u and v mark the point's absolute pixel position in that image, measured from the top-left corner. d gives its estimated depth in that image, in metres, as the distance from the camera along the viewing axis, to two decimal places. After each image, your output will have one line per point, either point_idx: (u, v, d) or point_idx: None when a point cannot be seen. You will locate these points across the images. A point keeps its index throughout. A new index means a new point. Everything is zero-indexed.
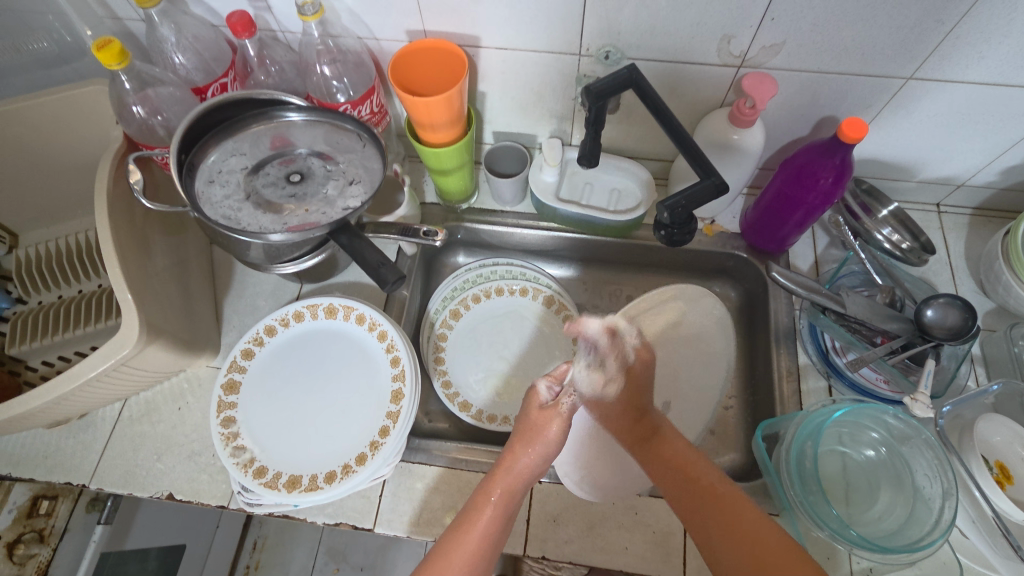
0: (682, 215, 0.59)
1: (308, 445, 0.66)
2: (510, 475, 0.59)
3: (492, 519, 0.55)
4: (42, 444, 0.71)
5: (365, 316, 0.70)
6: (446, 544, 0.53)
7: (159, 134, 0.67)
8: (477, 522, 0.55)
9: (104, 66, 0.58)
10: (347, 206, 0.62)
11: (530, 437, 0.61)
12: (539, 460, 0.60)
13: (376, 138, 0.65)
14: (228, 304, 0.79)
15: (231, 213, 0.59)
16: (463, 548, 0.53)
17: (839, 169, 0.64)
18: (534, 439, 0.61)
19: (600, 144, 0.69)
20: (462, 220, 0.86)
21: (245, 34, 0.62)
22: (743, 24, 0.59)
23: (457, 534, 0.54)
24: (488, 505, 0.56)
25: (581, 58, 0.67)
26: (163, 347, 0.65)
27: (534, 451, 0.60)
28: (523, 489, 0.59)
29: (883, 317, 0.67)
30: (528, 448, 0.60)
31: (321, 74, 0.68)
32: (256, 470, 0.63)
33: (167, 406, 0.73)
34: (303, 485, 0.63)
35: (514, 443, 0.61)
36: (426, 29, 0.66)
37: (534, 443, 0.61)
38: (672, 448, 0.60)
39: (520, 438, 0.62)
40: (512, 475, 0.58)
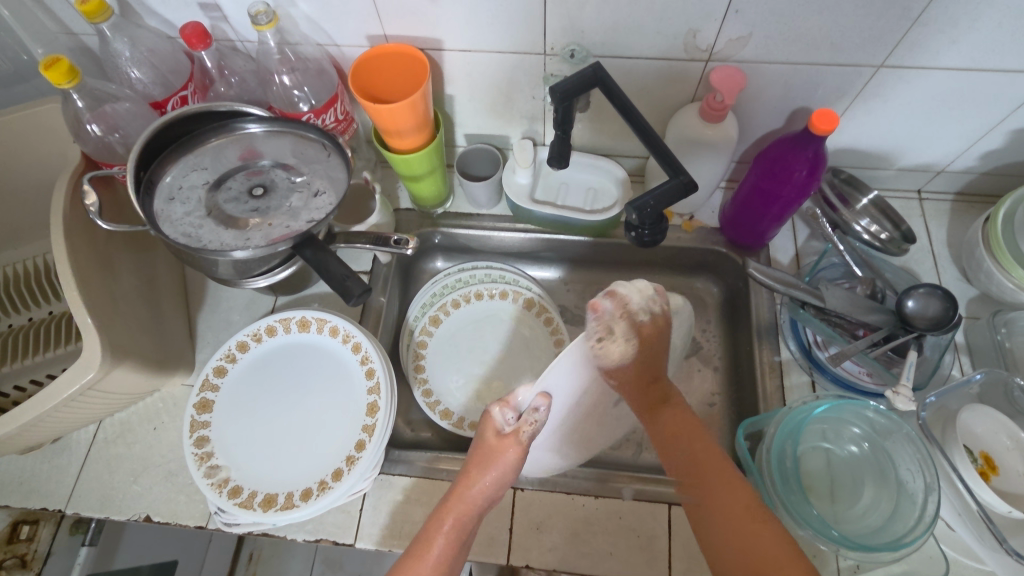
0: (651, 216, 0.57)
1: (283, 462, 0.65)
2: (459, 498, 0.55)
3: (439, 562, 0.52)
4: (17, 470, 0.70)
5: (338, 328, 0.69)
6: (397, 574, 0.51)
7: (118, 152, 0.66)
8: (426, 554, 0.52)
9: (54, 85, 0.56)
10: (312, 218, 0.60)
11: (482, 462, 0.55)
12: (498, 479, 0.54)
13: (341, 147, 0.64)
14: (201, 320, 0.78)
15: (192, 230, 0.58)
16: None
17: (813, 162, 0.63)
18: (485, 463, 0.55)
19: (570, 144, 0.67)
20: (437, 226, 0.84)
21: (200, 46, 0.61)
22: (708, 16, 0.58)
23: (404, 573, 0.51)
24: (440, 533, 0.53)
25: (547, 58, 0.66)
26: (131, 368, 0.64)
27: (489, 471, 0.54)
28: (476, 518, 0.55)
29: (863, 309, 0.67)
30: (485, 472, 0.54)
31: (281, 84, 0.67)
32: (231, 490, 0.62)
33: (143, 426, 0.72)
34: (279, 503, 0.62)
35: (468, 467, 0.55)
36: (387, 34, 0.65)
37: (487, 467, 0.54)
38: (684, 399, 0.58)
39: (475, 460, 0.55)
40: (462, 505, 0.54)
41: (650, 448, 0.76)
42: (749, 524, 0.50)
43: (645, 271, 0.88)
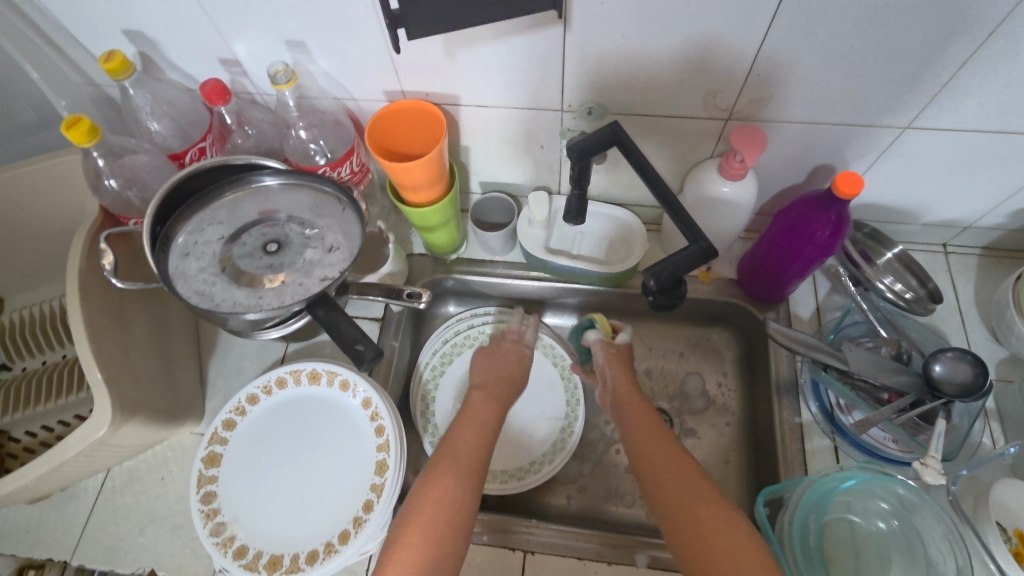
0: (670, 281, 0.55)
1: (290, 522, 0.63)
2: (455, 458, 0.58)
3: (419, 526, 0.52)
4: (24, 518, 0.70)
5: (348, 382, 0.68)
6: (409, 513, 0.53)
7: (135, 205, 0.66)
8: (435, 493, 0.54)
9: (76, 144, 0.56)
10: (325, 275, 0.60)
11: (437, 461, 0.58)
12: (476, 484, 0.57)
13: (356, 203, 0.64)
14: (212, 366, 0.77)
15: (206, 289, 0.58)
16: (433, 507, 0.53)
17: (836, 224, 0.62)
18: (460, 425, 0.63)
19: (586, 200, 0.66)
20: (451, 272, 0.84)
21: (220, 102, 0.62)
22: (728, 78, 0.57)
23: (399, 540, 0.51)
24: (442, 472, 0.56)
25: (564, 114, 0.65)
26: (141, 422, 0.63)
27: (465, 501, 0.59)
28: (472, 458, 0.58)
29: (887, 372, 0.65)
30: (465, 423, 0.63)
31: (298, 138, 0.66)
32: (236, 550, 0.61)
33: (150, 476, 0.71)
34: (284, 565, 0.61)
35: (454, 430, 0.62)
36: (404, 89, 0.65)
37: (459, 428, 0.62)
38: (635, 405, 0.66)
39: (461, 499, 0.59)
40: (458, 466, 0.57)
41: None
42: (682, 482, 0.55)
43: (660, 319, 0.87)
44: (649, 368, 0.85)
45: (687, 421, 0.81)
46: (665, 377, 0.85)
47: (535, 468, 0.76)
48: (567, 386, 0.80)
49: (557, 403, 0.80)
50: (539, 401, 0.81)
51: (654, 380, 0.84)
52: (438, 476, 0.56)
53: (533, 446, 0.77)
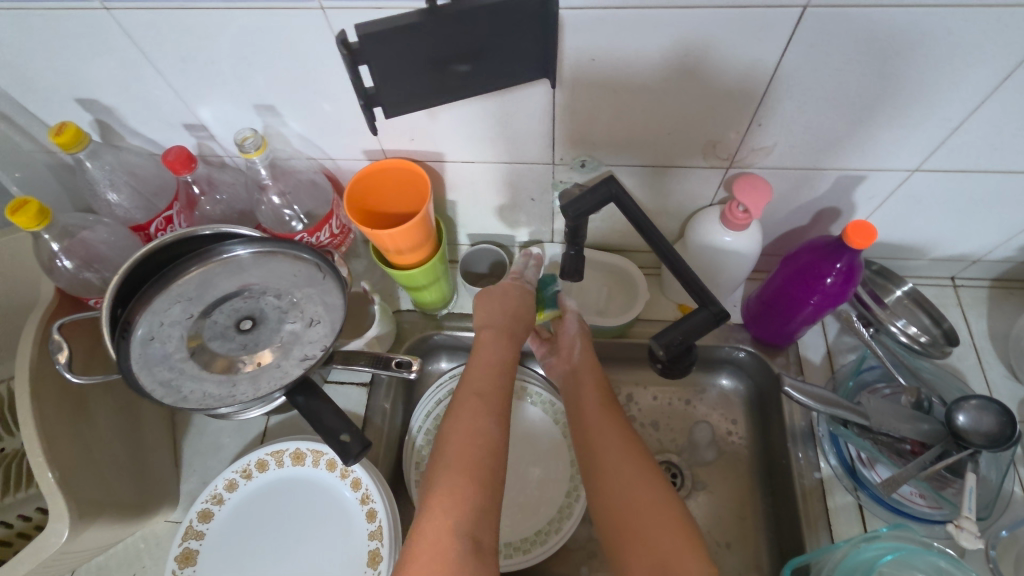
0: (680, 350, 0.51)
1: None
2: (480, 397, 0.54)
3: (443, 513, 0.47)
4: None
5: (335, 462, 0.63)
6: (425, 499, 0.48)
7: (96, 284, 0.61)
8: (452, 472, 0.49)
9: (24, 229, 0.51)
10: (304, 354, 0.55)
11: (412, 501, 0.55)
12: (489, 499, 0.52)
13: (336, 271, 0.59)
14: (187, 444, 0.72)
15: (172, 378, 0.53)
16: (450, 486, 0.48)
17: (847, 273, 0.59)
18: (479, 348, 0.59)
19: (583, 258, 0.62)
20: (442, 328, 0.79)
21: (185, 170, 0.57)
22: (728, 128, 0.54)
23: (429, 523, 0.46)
24: (451, 452, 0.51)
25: (556, 167, 0.61)
26: (106, 523, 0.57)
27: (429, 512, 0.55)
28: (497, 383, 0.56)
29: (909, 422, 0.60)
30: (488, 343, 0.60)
31: (271, 204, 0.62)
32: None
33: (121, 573, 0.65)
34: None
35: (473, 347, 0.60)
36: (385, 148, 0.60)
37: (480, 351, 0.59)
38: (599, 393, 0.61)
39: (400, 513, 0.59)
40: (484, 398, 0.54)
41: None
42: (636, 487, 0.53)
43: None
44: (655, 418, 0.81)
45: (699, 475, 0.77)
46: (670, 427, 0.80)
47: (541, 539, 0.70)
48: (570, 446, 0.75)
49: (560, 465, 0.74)
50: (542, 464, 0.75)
51: (660, 432, 0.80)
52: (470, 415, 0.53)
53: (537, 515, 0.72)
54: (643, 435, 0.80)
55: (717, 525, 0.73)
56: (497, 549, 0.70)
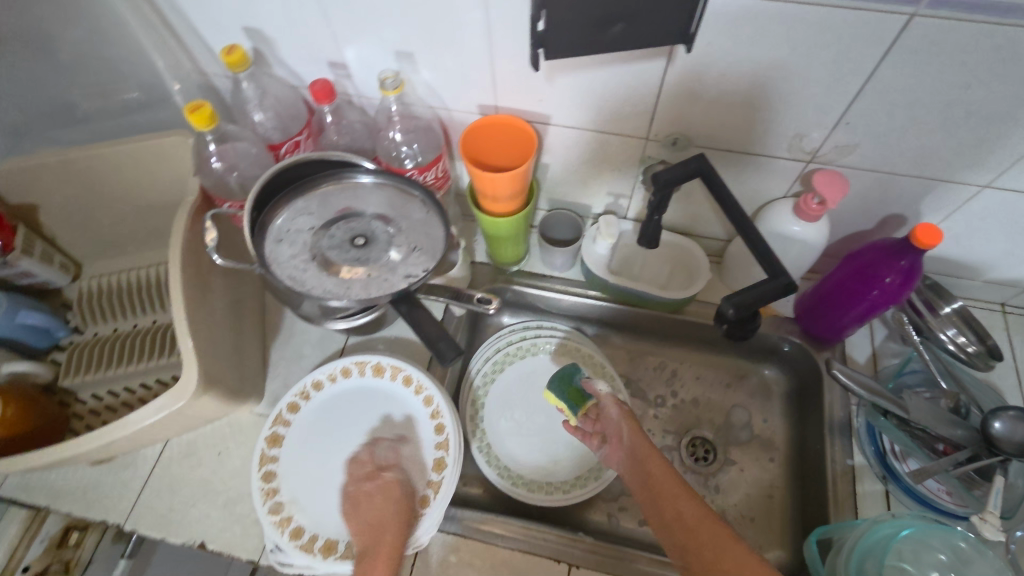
0: (747, 313, 0.57)
1: (343, 508, 0.66)
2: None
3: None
4: (83, 477, 0.72)
5: (412, 378, 0.71)
6: None
7: (232, 189, 0.69)
8: None
9: (195, 129, 0.59)
10: (408, 273, 0.63)
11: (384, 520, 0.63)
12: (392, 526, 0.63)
13: (440, 207, 0.66)
14: (274, 349, 0.80)
15: (298, 274, 0.61)
16: None
17: (905, 273, 0.63)
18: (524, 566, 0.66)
19: (661, 228, 0.68)
20: (511, 282, 0.85)
21: (325, 101, 0.65)
22: (817, 124, 0.60)
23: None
24: None
25: (648, 142, 0.67)
26: (214, 397, 0.65)
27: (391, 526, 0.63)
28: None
29: (945, 424, 0.65)
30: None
31: (392, 140, 0.70)
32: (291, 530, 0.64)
33: (208, 450, 0.73)
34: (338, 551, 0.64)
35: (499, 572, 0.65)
36: (498, 104, 0.67)
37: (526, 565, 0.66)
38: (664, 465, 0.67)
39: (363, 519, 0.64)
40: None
41: None
42: (729, 544, 0.58)
43: (708, 349, 0.88)
44: (695, 396, 0.86)
45: (731, 454, 0.82)
46: (709, 407, 0.85)
47: (579, 483, 0.76)
48: (615, 406, 0.81)
49: None
50: None
51: (699, 410, 0.85)
52: None
53: (577, 462, 0.78)
54: (682, 410, 0.85)
55: (744, 500, 0.78)
56: (540, 485, 0.76)
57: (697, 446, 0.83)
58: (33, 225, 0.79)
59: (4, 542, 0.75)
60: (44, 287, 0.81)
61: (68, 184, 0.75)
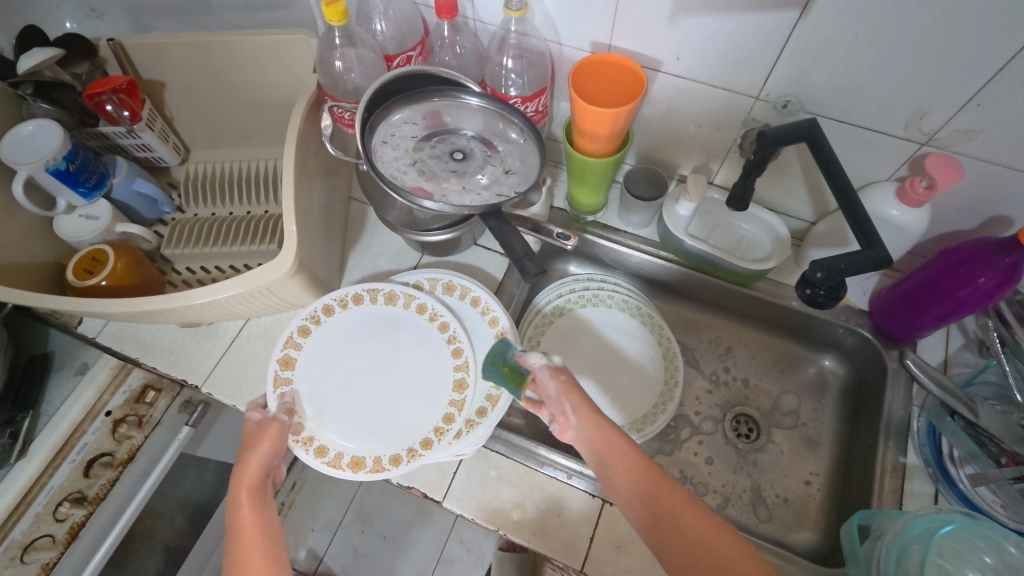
0: (835, 280, 0.57)
1: (363, 427, 0.68)
2: None
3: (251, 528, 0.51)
4: (171, 339, 0.79)
5: (480, 299, 0.75)
6: None
7: (345, 90, 0.73)
8: None
9: (326, 21, 0.62)
10: (499, 193, 0.65)
11: (247, 445, 0.59)
12: (264, 458, 0.57)
13: (541, 137, 0.66)
14: (353, 256, 0.84)
15: (399, 175, 0.64)
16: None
17: (1006, 272, 0.61)
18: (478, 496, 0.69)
19: (752, 190, 0.68)
20: (584, 231, 0.87)
21: (447, 16, 0.66)
22: (944, 102, 0.58)
23: (244, 540, 0.51)
24: None
25: (757, 102, 0.67)
26: (301, 282, 0.70)
27: (256, 450, 0.58)
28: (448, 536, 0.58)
29: (1015, 437, 0.64)
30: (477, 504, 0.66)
31: (503, 65, 0.71)
32: (315, 448, 0.66)
33: (282, 335, 0.79)
34: (369, 465, 0.66)
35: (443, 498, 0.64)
36: (611, 44, 0.68)
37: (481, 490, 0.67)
38: (593, 426, 0.54)
39: (242, 446, 0.59)
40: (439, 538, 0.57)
41: (737, 505, 0.77)
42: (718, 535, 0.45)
43: (770, 332, 0.88)
44: (746, 376, 0.86)
45: (775, 435, 0.81)
46: (760, 386, 0.85)
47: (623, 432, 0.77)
48: (666, 363, 0.82)
49: (652, 376, 0.82)
50: (635, 373, 0.83)
51: (748, 388, 0.85)
52: None
53: (624, 411, 0.80)
54: (731, 386, 0.86)
55: (781, 480, 0.78)
56: None
57: (741, 423, 0.83)
58: (158, 104, 0.85)
59: (94, 385, 0.82)
60: (156, 164, 0.88)
61: (194, 68, 0.81)
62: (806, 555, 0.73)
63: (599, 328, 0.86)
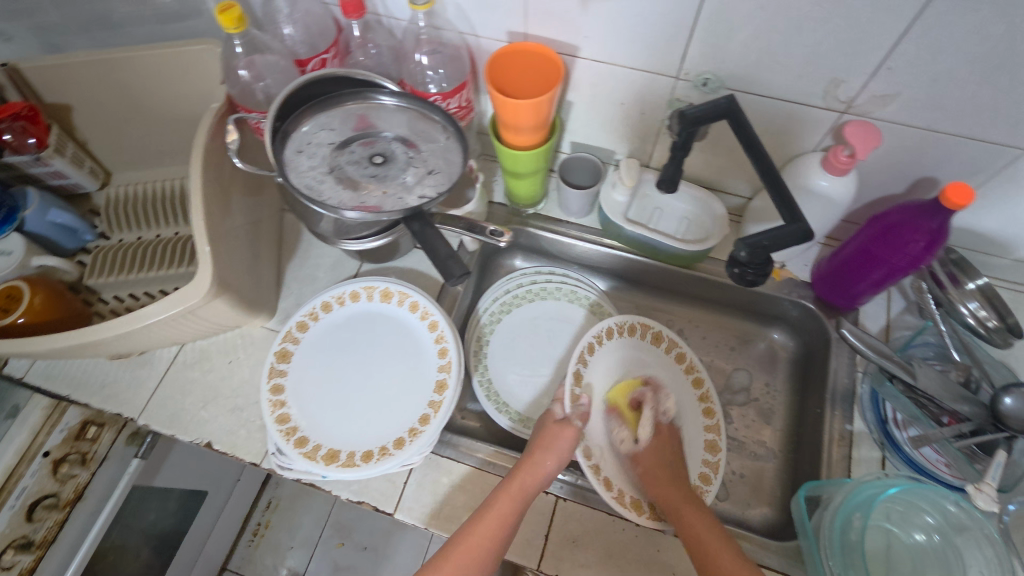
0: (761, 257, 0.57)
1: (627, 458, 0.70)
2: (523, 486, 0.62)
3: (507, 514, 0.60)
4: (103, 372, 0.76)
5: (418, 305, 0.72)
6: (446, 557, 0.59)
7: (257, 99, 0.70)
8: (491, 513, 0.60)
9: (223, 28, 0.60)
10: (423, 195, 0.63)
11: (544, 445, 0.64)
12: (555, 464, 0.63)
13: (462, 133, 0.65)
14: (289, 269, 0.82)
15: (314, 185, 0.61)
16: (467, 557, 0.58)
17: (933, 235, 0.61)
18: (543, 448, 0.64)
19: (683, 172, 0.68)
20: (526, 225, 0.86)
21: (354, 15, 0.63)
22: (857, 69, 0.57)
23: (480, 529, 0.59)
24: (507, 498, 0.61)
25: (678, 82, 0.66)
26: (228, 302, 0.67)
27: (551, 456, 0.63)
28: (533, 496, 0.62)
29: (954, 396, 0.63)
30: (547, 453, 0.64)
31: (419, 63, 0.69)
32: (584, 449, 0.68)
33: (219, 357, 0.76)
34: (614, 493, 0.66)
35: (530, 453, 0.64)
36: (527, 32, 0.66)
37: (541, 457, 0.63)
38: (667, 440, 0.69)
39: (540, 444, 0.65)
40: (510, 495, 0.61)
41: None
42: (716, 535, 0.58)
43: (720, 310, 0.88)
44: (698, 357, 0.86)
45: (730, 413, 0.81)
46: (714, 365, 0.85)
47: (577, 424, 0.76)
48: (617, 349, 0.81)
49: None
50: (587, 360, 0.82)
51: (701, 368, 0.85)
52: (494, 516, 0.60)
53: None
54: None
55: (738, 457, 0.78)
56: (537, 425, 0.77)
57: None
58: (67, 128, 0.81)
59: (26, 428, 0.79)
60: (74, 191, 0.84)
61: (100, 87, 0.77)
62: (765, 531, 0.73)
63: (550, 322, 0.85)
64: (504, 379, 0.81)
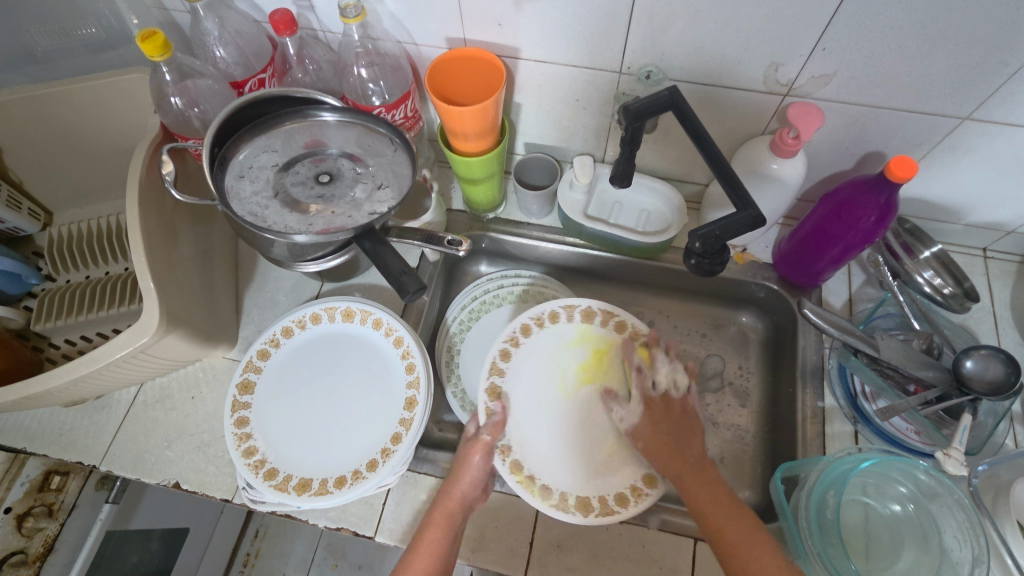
0: (715, 245, 0.57)
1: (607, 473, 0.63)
2: (449, 511, 0.59)
3: (438, 541, 0.57)
4: (58, 422, 0.73)
5: (381, 321, 0.70)
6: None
7: (194, 126, 0.68)
8: (423, 543, 0.57)
9: (147, 57, 0.58)
10: (374, 210, 0.61)
11: (457, 469, 0.62)
12: (471, 484, 0.61)
13: (409, 145, 0.63)
14: (248, 296, 0.80)
15: (259, 210, 0.60)
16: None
17: (883, 208, 0.61)
18: (458, 470, 0.62)
19: (633, 165, 0.67)
20: (487, 230, 0.85)
21: (286, 33, 0.61)
22: (794, 51, 0.57)
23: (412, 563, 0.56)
24: (432, 526, 0.58)
25: (622, 76, 0.66)
26: (181, 337, 0.65)
27: (463, 480, 0.61)
28: (463, 517, 0.60)
29: (917, 363, 0.64)
30: (461, 473, 0.61)
31: (358, 76, 0.67)
32: (509, 462, 0.62)
33: (181, 394, 0.74)
34: (554, 500, 0.61)
35: (450, 475, 0.62)
36: (466, 38, 0.65)
37: (458, 475, 0.61)
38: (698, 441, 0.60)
39: (454, 467, 0.62)
40: (439, 524, 0.58)
41: None
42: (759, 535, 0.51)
43: (689, 298, 0.88)
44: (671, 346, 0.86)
45: (707, 400, 0.81)
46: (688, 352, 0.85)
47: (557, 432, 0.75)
48: None
49: None
50: None
51: None
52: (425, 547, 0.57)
53: None
54: None
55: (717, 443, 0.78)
56: None
57: None
58: None
59: None
60: (14, 234, 0.81)
61: (27, 126, 0.73)
62: (748, 514, 0.74)
63: None
64: (476, 387, 0.80)
